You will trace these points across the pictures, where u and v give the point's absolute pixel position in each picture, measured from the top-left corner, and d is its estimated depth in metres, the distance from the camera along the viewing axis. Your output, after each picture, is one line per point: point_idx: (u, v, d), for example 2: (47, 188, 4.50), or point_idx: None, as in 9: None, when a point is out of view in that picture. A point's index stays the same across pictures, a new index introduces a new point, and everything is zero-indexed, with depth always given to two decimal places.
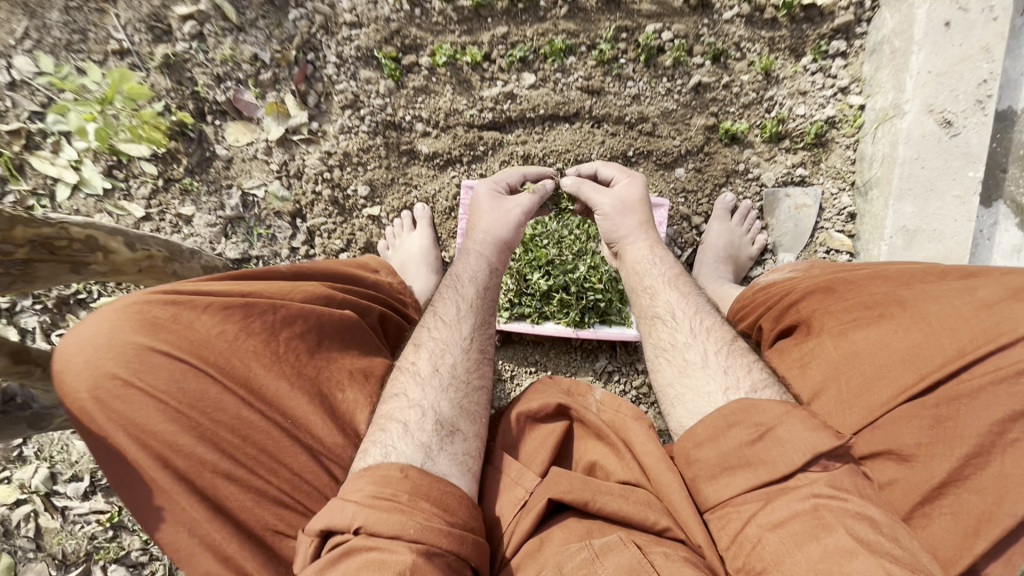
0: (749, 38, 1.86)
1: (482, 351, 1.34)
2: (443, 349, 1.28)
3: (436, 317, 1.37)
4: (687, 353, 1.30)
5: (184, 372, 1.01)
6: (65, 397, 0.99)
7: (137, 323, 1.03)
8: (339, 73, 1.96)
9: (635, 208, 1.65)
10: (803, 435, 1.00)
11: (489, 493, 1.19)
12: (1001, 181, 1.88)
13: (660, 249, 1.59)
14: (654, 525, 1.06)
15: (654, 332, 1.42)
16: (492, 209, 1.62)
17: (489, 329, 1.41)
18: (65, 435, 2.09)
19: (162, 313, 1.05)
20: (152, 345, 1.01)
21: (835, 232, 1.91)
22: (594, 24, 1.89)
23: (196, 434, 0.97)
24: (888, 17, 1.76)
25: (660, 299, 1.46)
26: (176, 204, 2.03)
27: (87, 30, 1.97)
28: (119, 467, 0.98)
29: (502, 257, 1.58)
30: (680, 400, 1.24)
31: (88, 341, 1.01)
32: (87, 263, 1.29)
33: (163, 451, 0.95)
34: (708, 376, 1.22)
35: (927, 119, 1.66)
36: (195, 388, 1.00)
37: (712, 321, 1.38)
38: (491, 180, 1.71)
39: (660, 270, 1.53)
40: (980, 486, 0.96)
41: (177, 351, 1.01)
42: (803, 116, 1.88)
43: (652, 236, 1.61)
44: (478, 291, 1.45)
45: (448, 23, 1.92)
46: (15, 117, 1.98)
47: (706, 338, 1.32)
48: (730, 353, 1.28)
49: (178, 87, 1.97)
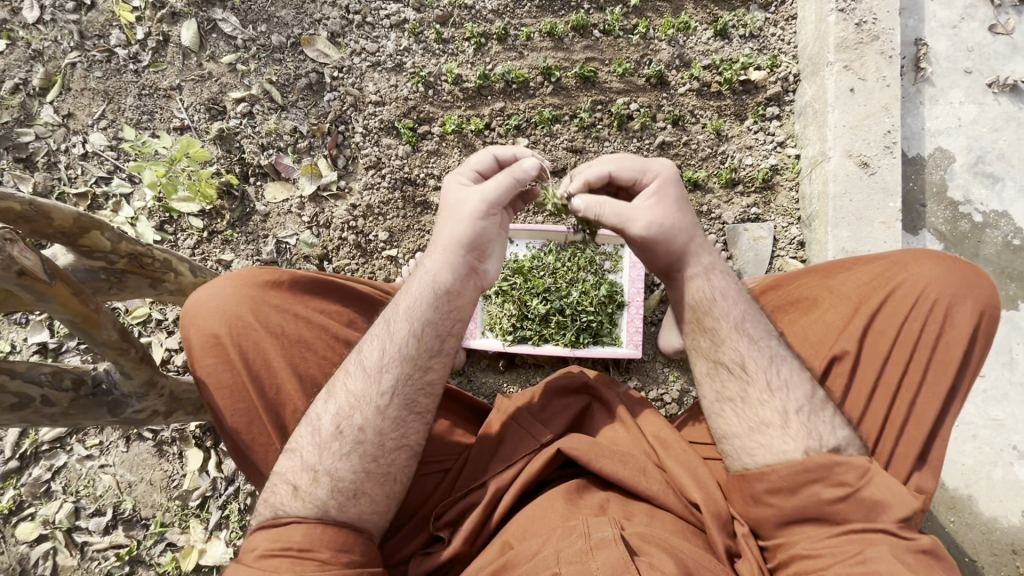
0: (700, 106, 2.30)
1: (409, 404, 1.29)
2: (353, 408, 1.26)
3: (360, 362, 1.31)
4: (763, 410, 1.25)
5: (289, 325, 1.38)
6: (198, 334, 1.33)
7: (257, 287, 1.39)
8: (365, 141, 2.35)
9: (679, 230, 1.40)
10: (891, 498, 1.09)
11: (504, 449, 1.40)
12: (922, 214, 2.24)
13: (719, 279, 1.41)
14: (645, 491, 1.28)
15: (718, 381, 1.33)
16: (455, 210, 1.37)
17: (428, 370, 1.32)
18: (92, 470, 2.18)
19: (269, 278, 1.41)
20: (265, 300, 1.38)
21: (789, 259, 2.23)
22: (575, 99, 2.32)
23: (295, 370, 1.35)
24: (808, 88, 2.21)
25: (725, 344, 1.34)
26: (217, 251, 2.33)
27: (155, 112, 2.38)
28: (225, 392, 1.32)
29: (452, 277, 1.34)
30: (747, 453, 1.24)
31: (215, 296, 1.36)
32: (162, 280, 1.56)
33: (270, 379, 1.33)
34: (787, 439, 1.20)
35: (848, 161, 2.07)
36: (296, 338, 1.37)
37: (789, 371, 1.29)
38: (457, 171, 1.44)
39: (727, 310, 1.36)
40: (921, 418, 1.24)
41: (286, 310, 1.39)
42: (751, 166, 2.28)
43: (706, 261, 1.41)
44: (412, 328, 1.32)
45: (456, 101, 2.35)
46: (84, 182, 2.35)
47: (782, 396, 1.25)
48: (812, 412, 1.23)
49: (228, 155, 2.35)
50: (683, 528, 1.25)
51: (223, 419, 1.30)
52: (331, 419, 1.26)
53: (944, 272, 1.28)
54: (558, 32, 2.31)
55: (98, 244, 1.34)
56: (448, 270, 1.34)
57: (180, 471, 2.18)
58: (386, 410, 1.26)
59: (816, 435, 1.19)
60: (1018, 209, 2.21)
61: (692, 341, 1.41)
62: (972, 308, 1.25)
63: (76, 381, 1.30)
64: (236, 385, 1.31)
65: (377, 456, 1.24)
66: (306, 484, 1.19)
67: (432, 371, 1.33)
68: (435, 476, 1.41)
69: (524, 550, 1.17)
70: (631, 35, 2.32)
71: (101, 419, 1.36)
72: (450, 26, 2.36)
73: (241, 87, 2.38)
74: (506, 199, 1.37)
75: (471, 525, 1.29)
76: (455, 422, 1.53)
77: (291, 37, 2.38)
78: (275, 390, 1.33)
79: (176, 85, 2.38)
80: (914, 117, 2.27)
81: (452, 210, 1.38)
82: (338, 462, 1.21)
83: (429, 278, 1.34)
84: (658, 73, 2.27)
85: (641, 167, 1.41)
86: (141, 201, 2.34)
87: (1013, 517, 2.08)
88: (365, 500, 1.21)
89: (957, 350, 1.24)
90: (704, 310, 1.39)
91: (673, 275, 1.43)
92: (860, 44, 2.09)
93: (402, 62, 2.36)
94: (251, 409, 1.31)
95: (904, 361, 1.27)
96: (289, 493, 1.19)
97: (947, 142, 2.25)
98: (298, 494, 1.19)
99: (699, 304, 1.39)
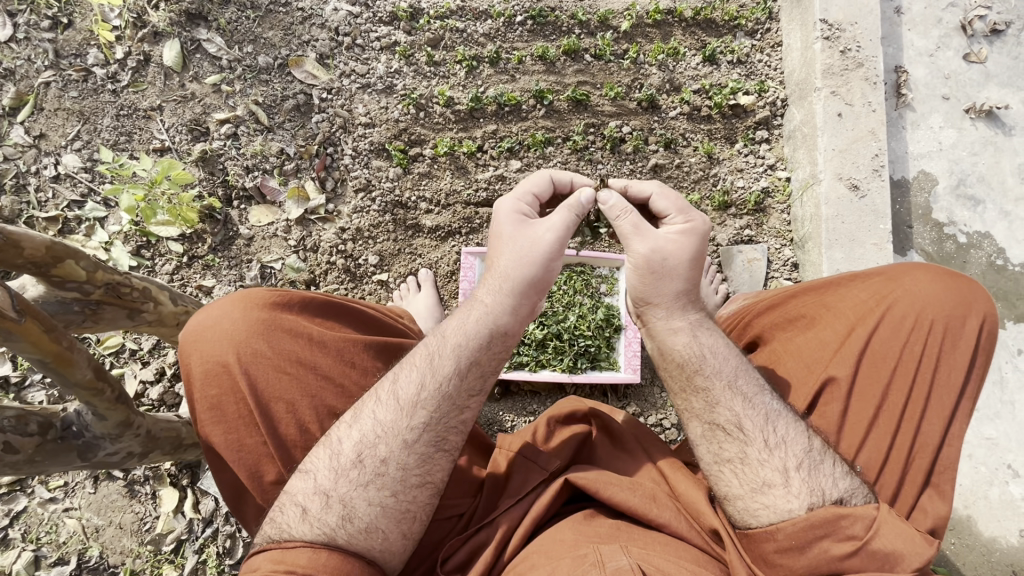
0: (691, 129, 2.31)
1: (437, 441, 1.20)
2: (379, 439, 1.18)
3: (393, 392, 1.22)
4: (763, 469, 1.17)
5: (304, 352, 1.28)
6: (204, 359, 1.24)
7: (268, 309, 1.30)
8: (354, 163, 2.30)
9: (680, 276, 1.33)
10: (902, 549, 1.04)
11: (511, 480, 1.33)
12: (909, 235, 2.27)
13: (708, 336, 1.32)
14: (655, 519, 1.21)
15: (714, 443, 1.24)
16: (514, 239, 1.29)
17: (463, 410, 1.24)
18: (55, 514, 2.01)
19: (280, 298, 1.33)
20: (277, 321, 1.29)
21: (784, 280, 2.24)
22: (568, 121, 2.32)
23: (311, 402, 1.25)
24: (796, 112, 2.25)
25: (721, 405, 1.25)
26: (197, 277, 2.23)
27: (133, 133, 2.29)
28: (227, 422, 1.21)
29: (513, 319, 1.28)
30: (751, 514, 1.15)
31: (223, 317, 1.27)
32: (141, 309, 1.48)
33: (284, 410, 1.23)
34: (792, 497, 1.13)
35: (839, 184, 2.10)
36: (308, 366, 1.27)
37: (786, 427, 1.22)
38: (515, 194, 1.37)
39: (720, 366, 1.29)
40: (926, 443, 1.20)
41: (298, 335, 1.29)
42: (743, 188, 2.29)
43: (691, 319, 1.34)
44: (457, 366, 1.24)
45: (447, 123, 2.32)
46: (54, 206, 2.24)
47: (781, 454, 1.18)
48: (812, 467, 1.16)
49: (211, 177, 2.26)
50: (700, 558, 1.17)
51: (222, 456, 1.21)
52: (323, 462, 1.17)
53: (940, 291, 1.25)
54: (550, 56, 2.32)
55: (73, 274, 1.26)
56: (509, 310, 1.27)
57: (152, 513, 2.03)
58: (412, 445, 1.18)
59: (818, 491, 1.13)
60: (1000, 230, 2.26)
61: (683, 399, 1.30)
62: (971, 326, 1.22)
63: (43, 424, 1.22)
64: (240, 415, 1.22)
65: (396, 491, 1.16)
66: (317, 509, 1.12)
67: (467, 412, 1.25)
68: (448, 519, 1.30)
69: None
70: (621, 60, 2.34)
71: (70, 464, 1.28)
72: (442, 49, 2.34)
73: (225, 108, 2.31)
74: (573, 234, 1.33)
75: (484, 565, 1.18)
76: (475, 459, 1.47)
77: (279, 58, 2.33)
78: (281, 418, 1.22)
79: (157, 105, 2.31)
80: (897, 141, 2.33)
81: (508, 242, 1.30)
82: (335, 506, 1.13)
83: (489, 316, 1.27)
84: (649, 96, 2.28)
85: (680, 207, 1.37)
86: (117, 225, 2.23)
87: (1011, 537, 2.06)
88: (377, 535, 1.13)
89: (957, 369, 1.22)
90: (694, 369, 1.29)
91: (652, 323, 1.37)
92: (846, 71, 2.14)
93: (393, 84, 2.33)
94: (254, 441, 1.21)
95: (907, 384, 1.22)
96: (295, 516, 1.12)
97: (930, 166, 2.31)
98: (300, 521, 1.11)
99: (688, 360, 1.30)
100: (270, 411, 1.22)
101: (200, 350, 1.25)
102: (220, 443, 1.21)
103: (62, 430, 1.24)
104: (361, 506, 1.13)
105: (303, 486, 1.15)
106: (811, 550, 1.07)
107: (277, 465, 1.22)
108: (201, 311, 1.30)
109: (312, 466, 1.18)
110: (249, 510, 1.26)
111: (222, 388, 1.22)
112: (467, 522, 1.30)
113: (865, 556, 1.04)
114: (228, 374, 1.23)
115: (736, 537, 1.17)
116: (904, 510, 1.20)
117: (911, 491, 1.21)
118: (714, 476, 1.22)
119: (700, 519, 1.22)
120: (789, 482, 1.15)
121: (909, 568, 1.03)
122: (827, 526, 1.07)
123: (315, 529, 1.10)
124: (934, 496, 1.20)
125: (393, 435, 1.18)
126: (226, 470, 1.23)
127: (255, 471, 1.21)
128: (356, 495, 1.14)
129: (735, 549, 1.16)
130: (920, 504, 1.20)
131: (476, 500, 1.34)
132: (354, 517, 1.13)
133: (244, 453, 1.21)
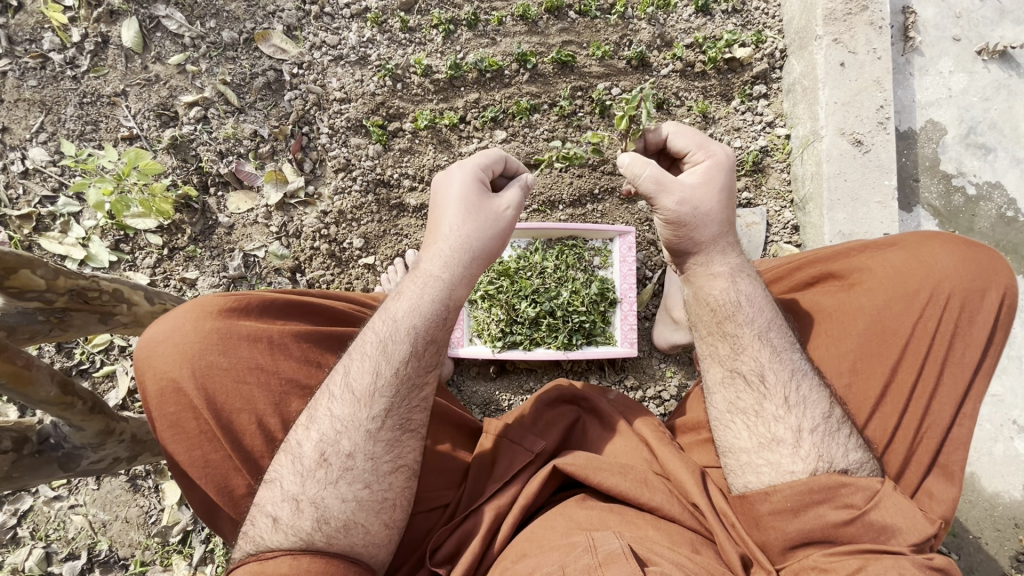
0: (685, 88, 2.18)
1: (402, 423, 1.20)
2: (340, 434, 1.16)
3: (347, 384, 1.20)
4: (776, 427, 1.15)
5: (266, 358, 1.25)
6: (155, 377, 1.20)
7: (218, 318, 1.25)
8: (332, 142, 2.20)
9: (716, 223, 1.29)
10: (901, 524, 1.03)
11: (498, 464, 1.30)
12: (915, 189, 2.17)
13: (747, 284, 1.29)
14: (648, 502, 1.18)
15: (731, 389, 1.23)
16: (474, 209, 1.26)
17: (424, 387, 1.23)
18: (62, 511, 2.03)
19: (234, 303, 1.28)
20: (232, 328, 1.24)
21: (784, 244, 2.15)
22: (554, 85, 2.19)
23: (278, 408, 1.23)
24: (796, 63, 2.12)
25: (744, 353, 1.23)
26: (180, 270, 2.17)
27: (99, 121, 2.18)
28: (184, 441, 1.18)
29: (464, 292, 1.27)
30: (752, 469, 1.15)
31: (174, 330, 1.23)
32: (113, 313, 1.48)
33: (246, 418, 1.20)
34: (797, 459, 1.12)
35: (842, 140, 1.99)
36: (273, 374, 1.24)
37: (809, 388, 1.18)
38: (472, 163, 1.32)
39: (752, 317, 1.25)
40: (936, 423, 1.15)
41: (258, 342, 1.25)
42: (741, 148, 2.17)
43: (733, 263, 1.31)
44: (412, 347, 1.22)
45: (427, 94, 2.20)
46: (26, 203, 2.16)
47: (798, 414, 1.15)
48: (827, 433, 1.13)
49: (183, 164, 2.17)
50: (692, 539, 1.15)
51: (187, 472, 1.19)
52: (287, 468, 1.15)
53: (960, 263, 1.18)
54: (531, 15, 2.17)
55: (30, 283, 1.25)
56: (462, 284, 1.26)
57: (157, 506, 2.05)
58: (378, 434, 1.17)
59: (827, 458, 1.11)
60: (1011, 179, 2.15)
61: (707, 344, 1.29)
62: (990, 301, 1.16)
63: (17, 439, 1.26)
64: (201, 431, 1.18)
65: (370, 482, 1.14)
66: (289, 515, 1.10)
67: (428, 387, 1.24)
68: (433, 511, 1.29)
69: (524, 568, 1.07)
70: (608, 15, 2.18)
71: (52, 475, 1.33)
72: (416, 14, 2.20)
73: (192, 90, 2.20)
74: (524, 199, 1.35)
75: (473, 555, 1.16)
76: (459, 443, 1.44)
77: (244, 32, 2.20)
78: (245, 429, 1.20)
79: (121, 91, 2.19)
80: (904, 89, 2.19)
81: (474, 210, 1.26)
82: (307, 509, 1.10)
83: (439, 288, 1.24)
84: (639, 54, 2.15)
85: (700, 142, 1.32)
86: (92, 219, 2.16)
87: (1014, 491, 2.04)
88: (358, 530, 1.11)
89: (971, 345, 1.16)
90: (727, 315, 1.26)
91: (687, 267, 1.34)
92: (849, 15, 2.00)
93: (367, 54, 2.19)
94: (219, 456, 1.19)
95: (919, 361, 1.16)
96: (268, 523, 1.10)
97: (938, 114, 2.18)
98: (273, 531, 1.09)
99: (718, 308, 1.28)
100: (231, 423, 1.19)
101: (150, 367, 1.21)
102: (185, 461, 1.18)
103: (39, 444, 1.28)
104: (335, 504, 1.11)
105: (271, 495, 1.13)
106: (805, 513, 1.07)
107: (246, 478, 1.21)
108: (148, 327, 1.25)
109: (277, 474, 1.15)
110: (223, 522, 1.26)
111: (177, 406, 1.19)
112: (452, 511, 1.28)
113: (861, 525, 1.04)
114: (181, 392, 1.19)
115: (731, 512, 1.15)
116: (910, 491, 1.16)
117: (917, 472, 1.16)
118: (722, 425, 1.22)
119: (686, 497, 1.20)
120: (779, 452, 1.13)
121: (895, 537, 1.02)
122: (825, 492, 1.06)
123: (291, 536, 1.08)
124: (943, 479, 1.15)
125: (361, 433, 1.16)
126: (193, 486, 1.21)
127: (219, 487, 1.19)
128: (327, 494, 1.12)
129: (720, 525, 1.14)
130: (926, 486, 1.16)
131: (461, 490, 1.31)
132: (329, 517, 1.11)
133: (210, 468, 1.18)
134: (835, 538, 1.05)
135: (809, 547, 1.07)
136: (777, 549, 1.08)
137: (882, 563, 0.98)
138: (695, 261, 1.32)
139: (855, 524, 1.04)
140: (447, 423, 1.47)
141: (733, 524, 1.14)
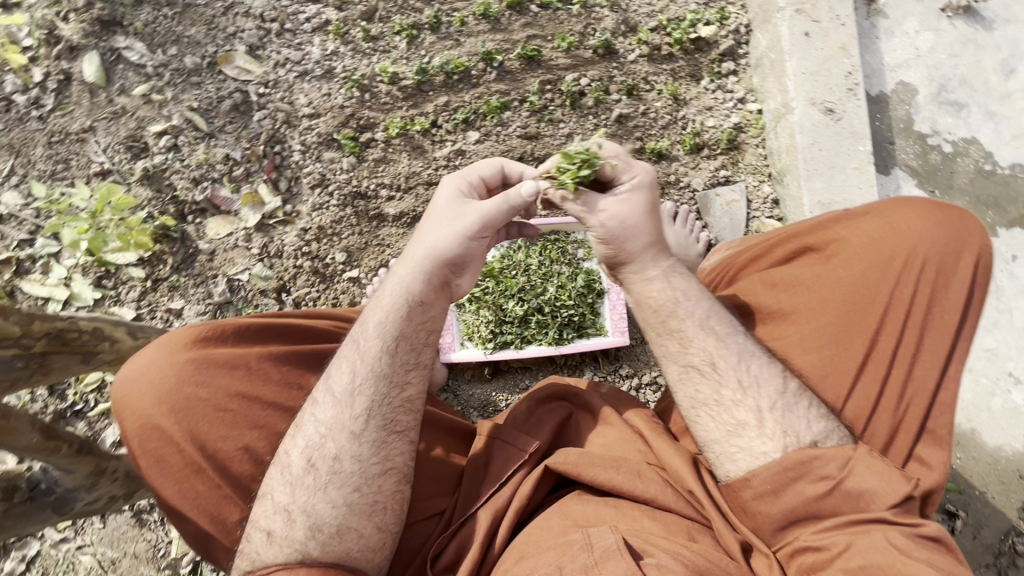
0: (653, 72, 2.18)
1: (387, 424, 1.19)
2: (324, 438, 1.17)
3: (328, 389, 1.22)
4: (767, 401, 1.15)
5: (246, 384, 1.25)
6: (134, 415, 1.19)
7: (193, 350, 1.24)
8: (305, 158, 2.18)
9: (636, 234, 1.25)
10: (878, 486, 1.02)
11: (493, 466, 1.30)
12: (892, 152, 2.16)
13: (681, 280, 1.28)
14: (643, 494, 1.18)
15: (690, 385, 1.21)
16: (447, 212, 1.27)
17: (405, 386, 1.23)
18: (69, 553, 2.02)
19: (208, 332, 1.27)
20: (208, 357, 1.24)
21: (766, 219, 2.13)
22: (523, 81, 2.18)
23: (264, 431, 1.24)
24: (761, 37, 2.13)
25: (682, 360, 1.23)
26: (165, 300, 2.12)
27: (69, 159, 2.16)
28: (169, 476, 1.17)
29: (426, 286, 1.24)
30: (728, 459, 1.14)
31: (149, 365, 1.22)
32: (95, 352, 1.48)
33: (230, 446, 1.20)
34: (765, 440, 1.12)
35: (813, 110, 1.98)
36: (254, 399, 1.25)
37: (759, 367, 1.19)
38: (460, 174, 1.36)
39: (692, 310, 1.25)
40: (921, 390, 1.15)
41: (235, 370, 1.24)
42: (714, 127, 2.17)
43: (661, 267, 1.27)
44: (384, 344, 1.22)
45: (395, 101, 2.19)
46: (4, 248, 2.14)
47: (755, 394, 1.16)
48: (785, 409, 1.14)
49: (158, 195, 2.15)
50: (688, 527, 1.15)
51: (177, 507, 1.17)
52: (277, 480, 1.16)
53: (933, 227, 1.18)
54: (492, 13, 2.18)
55: (6, 330, 1.23)
56: (421, 280, 1.23)
57: (165, 539, 2.04)
58: (361, 434, 1.18)
59: (792, 432, 1.11)
60: (986, 133, 2.14)
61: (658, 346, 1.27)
62: (965, 262, 1.16)
63: (7, 489, 1.26)
64: (185, 464, 1.17)
65: (360, 485, 1.15)
66: (281, 527, 1.11)
67: (410, 387, 1.23)
68: (429, 520, 1.28)
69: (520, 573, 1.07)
70: (569, 6, 2.19)
71: (46, 521, 1.33)
72: (377, 22, 2.22)
73: (161, 119, 2.18)
74: (501, 223, 1.27)
75: (473, 560, 1.16)
76: (453, 448, 1.43)
77: (206, 56, 2.21)
78: (230, 455, 1.20)
79: (89, 126, 2.17)
80: (871, 54, 2.19)
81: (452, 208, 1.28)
82: (303, 525, 1.11)
83: (402, 286, 1.25)
84: (604, 42, 2.15)
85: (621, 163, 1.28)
86: (72, 258, 2.13)
87: (1016, 444, 2.04)
88: (351, 536, 1.11)
89: (950, 309, 1.16)
90: (668, 313, 1.26)
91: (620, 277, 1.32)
92: None
93: (332, 67, 2.20)
94: (207, 487, 1.18)
95: (899, 327, 1.16)
96: (258, 548, 1.10)
97: (907, 75, 2.18)
98: (267, 545, 1.10)
99: (665, 309, 1.26)
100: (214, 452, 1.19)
101: (129, 406, 1.21)
102: (173, 495, 1.17)
103: (28, 491, 1.28)
104: (324, 510, 1.12)
105: (264, 509, 1.14)
106: (785, 493, 1.07)
107: (239, 504, 1.20)
108: (124, 366, 1.25)
109: (267, 488, 1.16)
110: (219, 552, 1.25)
111: (158, 441, 1.18)
112: (449, 518, 1.27)
113: (839, 496, 1.03)
114: (161, 428, 1.18)
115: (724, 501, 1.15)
116: (901, 461, 1.15)
117: (906, 440, 1.15)
118: (691, 420, 1.21)
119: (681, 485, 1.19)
120: (774, 415, 1.14)
121: (873, 502, 1.02)
122: (799, 468, 1.06)
123: (285, 548, 1.09)
124: (934, 446, 1.15)
125: (346, 435, 1.17)
126: (184, 520, 1.20)
127: (209, 518, 1.18)
128: (322, 507, 1.12)
129: (715, 511, 1.14)
130: (921, 456, 1.14)
131: (455, 497, 1.31)
132: (322, 524, 1.11)
133: (200, 500, 1.17)
134: (820, 512, 1.05)
135: (797, 527, 1.07)
136: (771, 529, 1.08)
137: (871, 537, 0.99)
138: (626, 270, 1.29)
139: (833, 496, 1.04)
140: (436, 426, 1.45)
141: (726, 509, 1.15)
